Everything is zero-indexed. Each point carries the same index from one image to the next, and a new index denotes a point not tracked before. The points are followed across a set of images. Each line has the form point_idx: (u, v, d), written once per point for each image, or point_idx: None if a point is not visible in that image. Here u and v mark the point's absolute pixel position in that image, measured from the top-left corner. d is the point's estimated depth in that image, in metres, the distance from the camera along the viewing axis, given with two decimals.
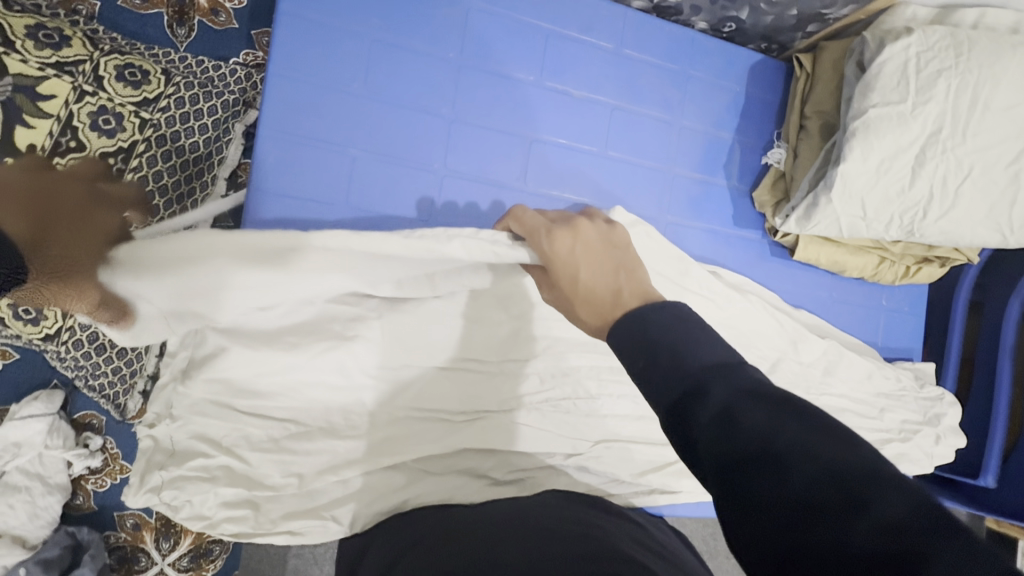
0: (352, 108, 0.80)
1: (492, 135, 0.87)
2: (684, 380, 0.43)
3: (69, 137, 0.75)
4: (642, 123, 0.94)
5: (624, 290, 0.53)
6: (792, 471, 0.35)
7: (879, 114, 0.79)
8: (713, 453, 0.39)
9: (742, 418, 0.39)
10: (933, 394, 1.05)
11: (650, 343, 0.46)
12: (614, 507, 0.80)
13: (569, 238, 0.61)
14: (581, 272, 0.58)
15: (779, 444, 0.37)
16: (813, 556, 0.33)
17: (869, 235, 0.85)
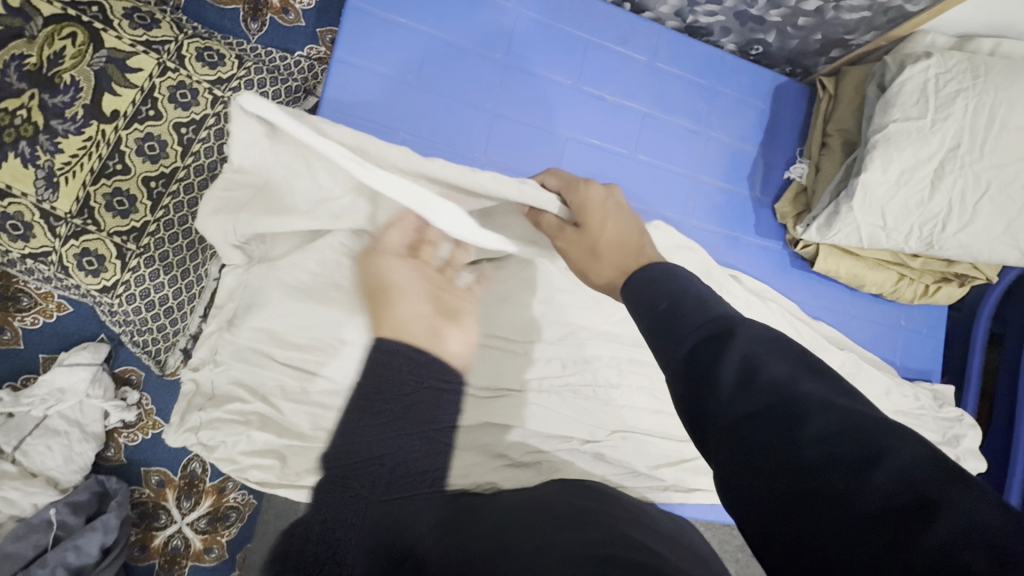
0: (405, 97, 0.87)
1: (530, 131, 0.93)
2: (707, 330, 0.42)
3: (148, 106, 0.83)
4: (671, 132, 1.00)
5: (647, 243, 0.59)
6: (811, 419, 0.36)
7: (899, 128, 0.84)
8: (730, 400, 0.38)
9: (763, 368, 0.39)
10: (952, 415, 1.04)
11: (675, 294, 0.46)
12: (626, 498, 0.74)
13: (604, 192, 0.67)
14: (611, 220, 0.63)
15: (800, 392, 0.37)
16: (827, 499, 0.33)
17: (888, 245, 0.89)
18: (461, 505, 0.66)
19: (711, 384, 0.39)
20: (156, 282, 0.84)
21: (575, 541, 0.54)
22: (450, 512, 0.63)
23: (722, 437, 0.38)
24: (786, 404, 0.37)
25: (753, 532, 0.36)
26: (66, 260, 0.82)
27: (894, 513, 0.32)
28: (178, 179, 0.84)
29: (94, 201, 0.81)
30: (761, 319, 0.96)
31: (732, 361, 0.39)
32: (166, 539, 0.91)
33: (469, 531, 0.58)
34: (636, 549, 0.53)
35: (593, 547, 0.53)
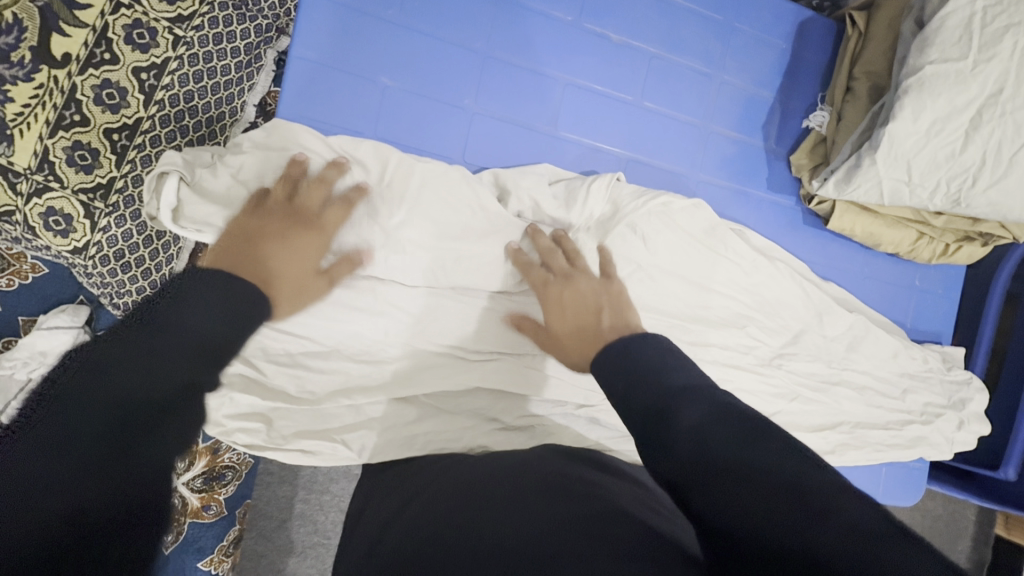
0: (385, 36, 0.78)
1: (525, 75, 0.84)
2: (656, 402, 0.51)
3: (103, 49, 0.75)
4: (682, 75, 0.91)
5: (606, 329, 0.67)
6: (753, 482, 0.41)
7: (936, 71, 0.75)
8: (685, 462, 0.45)
9: (708, 435, 0.45)
10: (961, 379, 1.02)
11: (627, 368, 0.58)
12: (618, 464, 0.73)
13: (565, 291, 0.74)
14: (563, 327, 0.72)
15: (746, 458, 0.43)
16: (775, 551, 0.38)
17: (911, 203, 0.82)
18: (451, 473, 0.66)
19: (666, 447, 0.47)
20: (129, 242, 0.79)
21: (565, 519, 0.51)
22: (438, 483, 0.64)
23: (695, 501, 0.43)
24: (717, 466, 0.43)
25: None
26: (32, 220, 0.76)
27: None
28: (143, 132, 0.77)
29: (53, 155, 0.75)
30: (768, 280, 0.91)
31: (681, 420, 0.48)
32: None
33: (453, 501, 0.59)
34: (622, 524, 0.50)
35: (583, 526, 0.50)
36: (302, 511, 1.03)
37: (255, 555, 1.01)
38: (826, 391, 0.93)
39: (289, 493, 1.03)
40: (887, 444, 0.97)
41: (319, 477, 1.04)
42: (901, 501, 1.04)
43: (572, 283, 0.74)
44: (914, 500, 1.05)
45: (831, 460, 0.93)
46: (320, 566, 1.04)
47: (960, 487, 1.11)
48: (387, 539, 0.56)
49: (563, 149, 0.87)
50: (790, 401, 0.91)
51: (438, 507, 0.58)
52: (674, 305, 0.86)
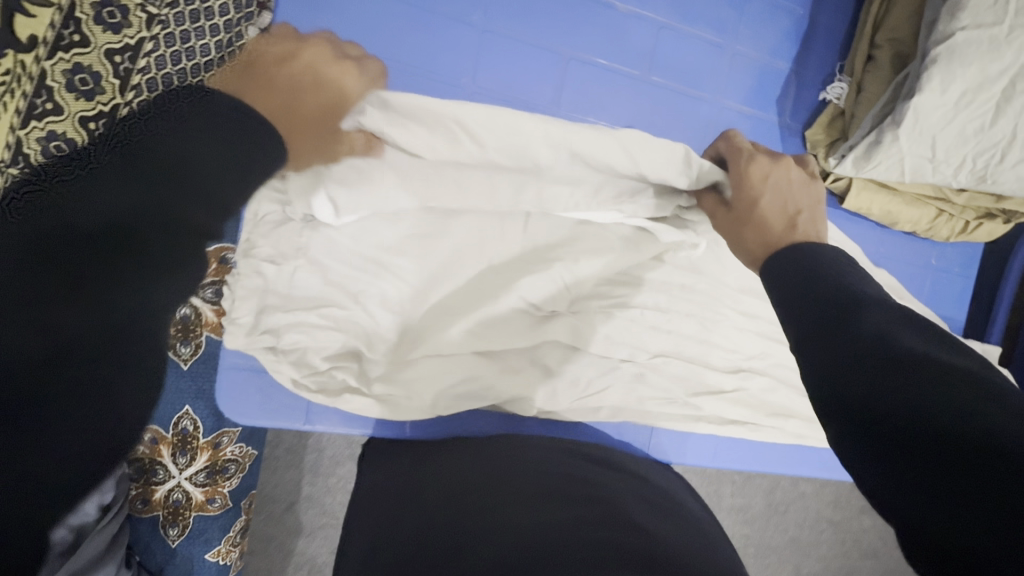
0: (377, 11, 0.73)
1: (526, 50, 0.79)
2: (815, 286, 0.53)
3: (72, 30, 0.70)
4: (692, 46, 0.86)
5: (803, 219, 0.66)
6: (917, 371, 0.43)
7: (968, 38, 0.70)
8: (840, 345, 0.47)
9: (865, 319, 0.48)
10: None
11: (796, 265, 0.57)
12: (614, 459, 0.78)
13: (769, 165, 0.71)
14: (762, 198, 0.69)
15: (903, 344, 0.45)
16: (930, 436, 0.40)
17: (933, 180, 0.78)
18: (453, 464, 0.72)
19: (822, 326, 0.49)
20: None
21: (580, 522, 0.58)
22: (445, 483, 0.68)
23: (825, 408, 0.47)
24: (877, 352, 0.45)
25: (880, 497, 0.42)
26: None
27: (989, 461, 0.37)
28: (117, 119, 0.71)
29: (27, 147, 0.71)
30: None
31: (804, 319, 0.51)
32: (167, 493, 0.90)
33: (459, 504, 0.63)
34: (630, 534, 0.57)
35: (595, 531, 0.57)
36: (308, 493, 1.06)
37: (265, 536, 1.05)
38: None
39: (296, 477, 1.05)
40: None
41: (325, 459, 1.07)
42: None
43: (776, 161, 0.72)
44: None
45: None
46: (329, 545, 1.07)
47: None
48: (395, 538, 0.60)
49: None
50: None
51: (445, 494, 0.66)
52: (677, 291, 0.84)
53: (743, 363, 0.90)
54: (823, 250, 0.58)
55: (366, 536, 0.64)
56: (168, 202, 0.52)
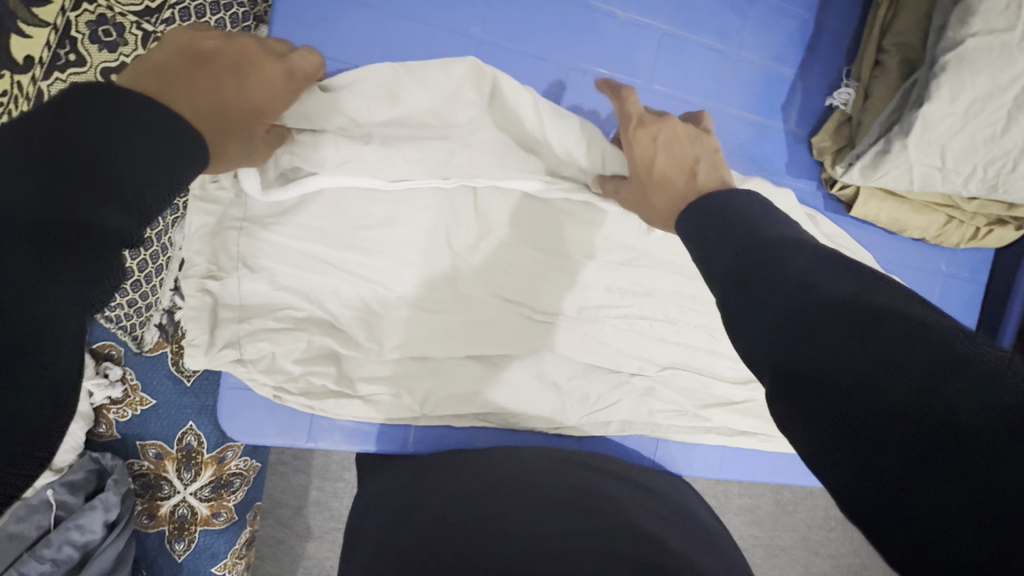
0: (374, 26, 0.72)
1: (524, 60, 0.78)
2: (753, 244, 0.45)
3: (68, 50, 0.69)
4: (694, 53, 0.84)
5: (703, 170, 0.62)
6: (879, 331, 0.34)
7: (977, 45, 0.68)
8: (791, 306, 0.39)
9: (820, 283, 0.39)
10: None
11: (723, 222, 0.50)
12: (626, 472, 0.77)
13: (657, 128, 0.67)
14: (658, 158, 0.65)
15: (866, 301, 0.36)
16: (891, 420, 0.32)
17: (942, 189, 0.76)
18: (456, 471, 0.71)
19: (769, 286, 0.41)
20: None
21: (582, 528, 0.58)
22: (448, 488, 0.67)
23: (771, 379, 0.38)
24: (838, 314, 0.36)
25: (839, 487, 0.34)
26: None
27: (965, 441, 0.29)
28: None
29: None
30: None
31: (722, 264, 0.46)
32: (173, 508, 0.91)
33: (461, 511, 0.62)
34: (637, 543, 0.57)
35: (598, 537, 0.57)
36: (316, 499, 0.99)
37: (274, 541, 0.98)
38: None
39: (303, 481, 0.99)
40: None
41: (333, 463, 1.00)
42: None
43: (663, 120, 0.69)
44: None
45: None
46: (340, 549, 1.01)
47: None
48: (395, 543, 0.59)
49: None
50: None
51: (449, 501, 0.65)
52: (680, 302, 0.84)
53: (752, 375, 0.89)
54: (741, 197, 0.52)
55: (369, 540, 0.63)
56: (126, 167, 0.40)
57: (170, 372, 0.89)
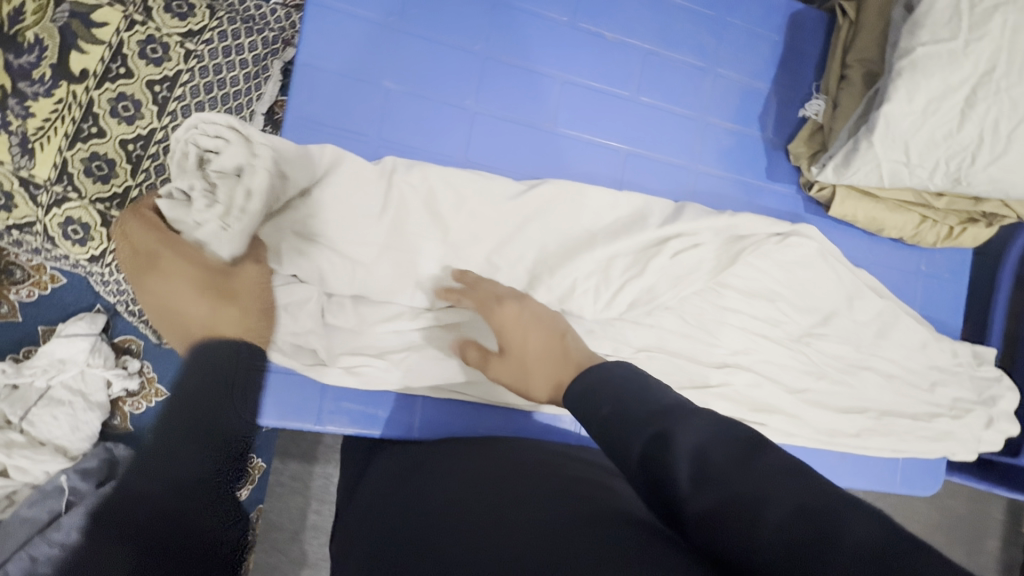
0: (390, 42, 0.81)
1: (520, 74, 0.87)
2: (650, 422, 0.47)
3: (118, 64, 0.78)
4: (676, 70, 0.93)
5: (570, 334, 0.68)
6: (824, 528, 0.37)
7: (927, 52, 0.76)
8: (695, 500, 0.42)
9: (708, 457, 0.44)
10: (991, 375, 1.02)
11: (622, 401, 0.50)
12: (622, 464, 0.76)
13: (517, 307, 0.73)
14: (528, 334, 0.70)
15: (817, 517, 0.38)
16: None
17: (910, 183, 0.82)
18: (450, 471, 0.68)
19: (666, 472, 0.44)
20: None
21: (534, 523, 0.51)
22: (440, 486, 0.64)
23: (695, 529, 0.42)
24: (770, 512, 0.39)
25: None
26: (51, 229, 0.79)
27: None
28: (156, 142, 0.80)
29: (72, 167, 0.78)
30: (758, 277, 0.92)
31: (635, 448, 0.47)
32: None
33: (453, 511, 0.58)
34: (631, 525, 0.48)
35: (585, 529, 0.48)
36: (314, 522, 1.03)
37: (269, 567, 1.01)
38: (852, 373, 0.98)
39: (301, 504, 1.03)
40: (914, 434, 0.99)
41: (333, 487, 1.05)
42: (923, 490, 1.04)
43: (519, 302, 0.74)
44: (936, 489, 1.05)
45: (853, 441, 0.97)
46: None
47: (980, 476, 1.11)
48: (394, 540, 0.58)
49: (559, 144, 0.89)
50: (817, 379, 0.96)
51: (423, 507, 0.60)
52: (666, 297, 0.86)
53: (730, 358, 0.91)
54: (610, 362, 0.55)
55: (362, 546, 0.61)
56: None
57: None
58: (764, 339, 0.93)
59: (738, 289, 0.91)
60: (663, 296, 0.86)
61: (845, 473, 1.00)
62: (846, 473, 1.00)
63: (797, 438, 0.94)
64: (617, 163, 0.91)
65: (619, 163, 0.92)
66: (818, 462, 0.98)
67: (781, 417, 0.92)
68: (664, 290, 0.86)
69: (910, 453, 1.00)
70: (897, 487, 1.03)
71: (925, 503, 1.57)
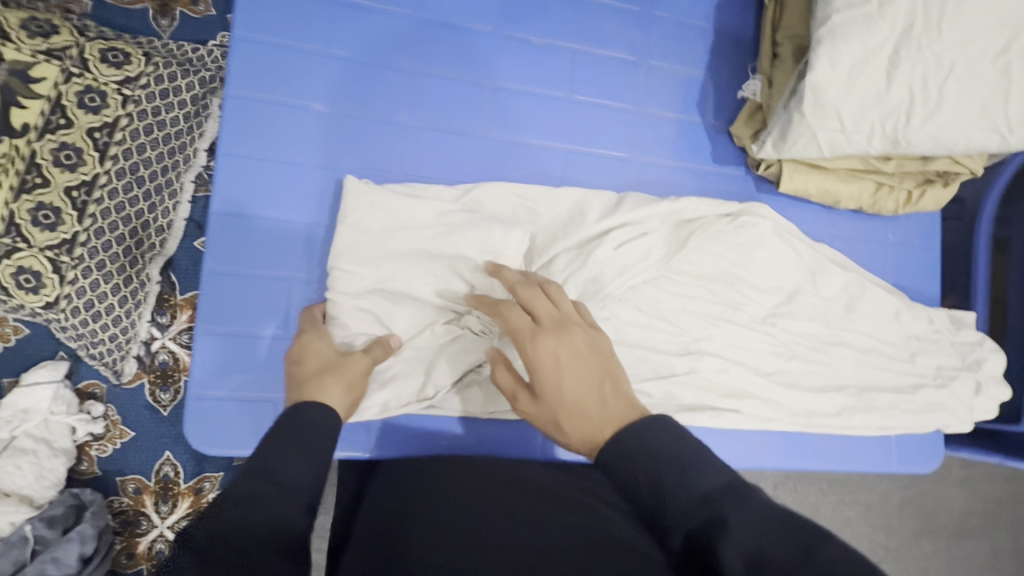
0: (317, 68, 0.83)
1: (451, 86, 0.88)
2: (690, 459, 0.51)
3: (58, 115, 0.80)
4: (607, 66, 0.94)
5: (610, 391, 0.61)
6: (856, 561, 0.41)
7: (844, 18, 0.76)
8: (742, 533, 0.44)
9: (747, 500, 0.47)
10: (971, 339, 0.98)
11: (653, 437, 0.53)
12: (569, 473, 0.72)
13: (554, 341, 0.63)
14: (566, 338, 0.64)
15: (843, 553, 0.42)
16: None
17: (850, 150, 0.81)
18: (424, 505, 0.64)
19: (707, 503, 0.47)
20: (98, 292, 0.85)
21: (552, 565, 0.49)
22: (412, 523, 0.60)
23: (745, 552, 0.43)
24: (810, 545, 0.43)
25: None
26: (4, 281, 0.80)
27: None
28: (101, 186, 0.83)
29: (19, 218, 0.79)
30: (709, 261, 0.92)
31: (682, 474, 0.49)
32: (151, 544, 0.91)
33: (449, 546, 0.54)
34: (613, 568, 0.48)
35: None
36: None
37: None
38: (826, 351, 0.95)
39: None
40: (901, 408, 0.95)
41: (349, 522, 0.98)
42: (921, 467, 0.99)
43: (557, 334, 0.64)
44: (935, 466, 1.01)
45: (836, 422, 0.93)
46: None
47: (982, 447, 1.06)
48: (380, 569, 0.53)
49: (496, 148, 0.90)
50: (789, 360, 0.94)
51: (422, 514, 0.60)
52: (612, 287, 0.84)
53: (692, 346, 0.90)
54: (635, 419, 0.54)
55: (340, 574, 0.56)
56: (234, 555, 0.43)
57: (148, 402, 0.93)
58: (723, 324, 0.92)
59: (685, 275, 0.91)
60: (609, 286, 0.83)
61: (836, 456, 0.96)
62: (837, 457, 0.96)
63: (775, 423, 0.91)
64: (557, 162, 0.92)
65: (560, 163, 0.92)
66: (803, 447, 0.95)
67: (752, 402, 0.90)
68: (610, 279, 0.84)
69: (899, 429, 0.96)
70: (894, 467, 0.98)
71: (950, 486, 1.49)
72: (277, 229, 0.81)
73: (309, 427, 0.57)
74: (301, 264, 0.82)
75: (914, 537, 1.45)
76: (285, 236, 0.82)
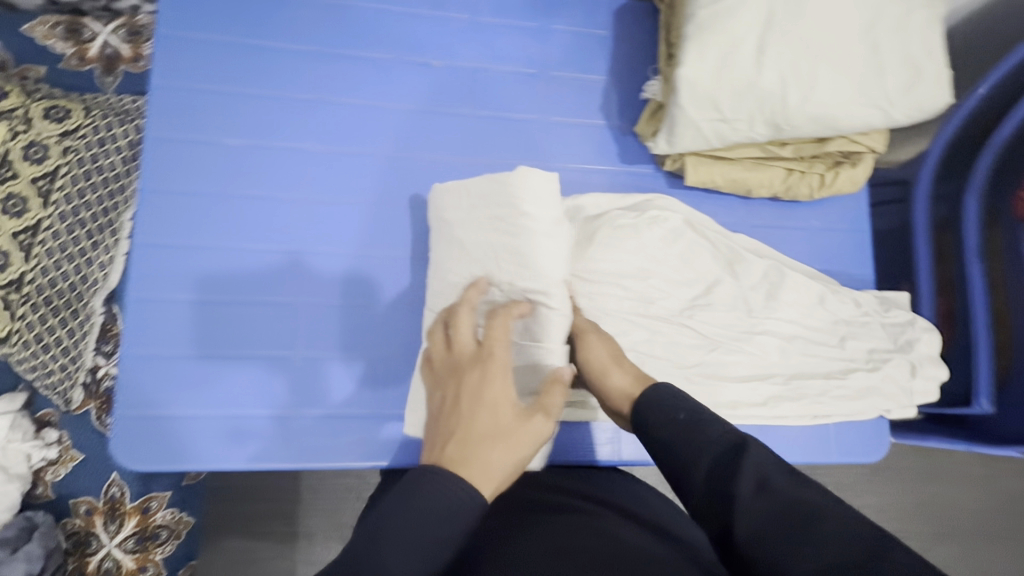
0: (230, 106, 0.91)
1: (357, 112, 0.94)
2: (713, 439, 0.59)
3: (6, 168, 0.89)
4: (508, 80, 0.99)
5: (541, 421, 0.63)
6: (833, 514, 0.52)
7: (706, 14, 0.79)
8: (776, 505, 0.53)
9: (770, 477, 0.55)
10: (901, 319, 0.96)
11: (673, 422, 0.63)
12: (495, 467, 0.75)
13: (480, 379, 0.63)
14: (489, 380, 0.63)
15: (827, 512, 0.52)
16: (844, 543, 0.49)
17: (736, 138, 0.82)
18: None
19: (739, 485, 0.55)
20: (46, 326, 0.93)
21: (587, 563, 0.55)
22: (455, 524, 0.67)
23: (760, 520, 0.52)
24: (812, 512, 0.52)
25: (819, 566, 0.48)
26: None
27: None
28: (44, 229, 0.91)
29: None
30: (622, 257, 0.92)
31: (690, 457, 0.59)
32: (99, 563, 0.95)
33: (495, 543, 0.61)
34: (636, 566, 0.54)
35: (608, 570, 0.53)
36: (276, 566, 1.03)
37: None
38: (748, 340, 0.94)
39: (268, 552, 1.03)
40: (832, 394, 0.93)
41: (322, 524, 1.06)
42: (864, 456, 0.96)
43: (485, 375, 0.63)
44: (882, 454, 0.97)
45: (763, 412, 0.91)
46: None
47: None
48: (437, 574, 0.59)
49: (401, 165, 0.94)
50: (709, 351, 0.93)
51: (489, 554, 0.59)
52: None
53: None
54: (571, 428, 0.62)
55: None
56: None
57: (96, 427, 1.00)
58: (638, 320, 0.92)
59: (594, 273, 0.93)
60: None
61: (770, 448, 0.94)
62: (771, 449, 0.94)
63: None
64: (463, 174, 0.96)
65: (466, 175, 0.96)
66: None
67: None
68: None
69: (834, 417, 0.93)
70: (834, 457, 0.95)
71: (943, 482, 1.40)
72: (196, 255, 0.88)
73: (430, 496, 0.53)
74: (216, 285, 0.87)
75: (909, 542, 1.36)
76: (202, 261, 0.88)
